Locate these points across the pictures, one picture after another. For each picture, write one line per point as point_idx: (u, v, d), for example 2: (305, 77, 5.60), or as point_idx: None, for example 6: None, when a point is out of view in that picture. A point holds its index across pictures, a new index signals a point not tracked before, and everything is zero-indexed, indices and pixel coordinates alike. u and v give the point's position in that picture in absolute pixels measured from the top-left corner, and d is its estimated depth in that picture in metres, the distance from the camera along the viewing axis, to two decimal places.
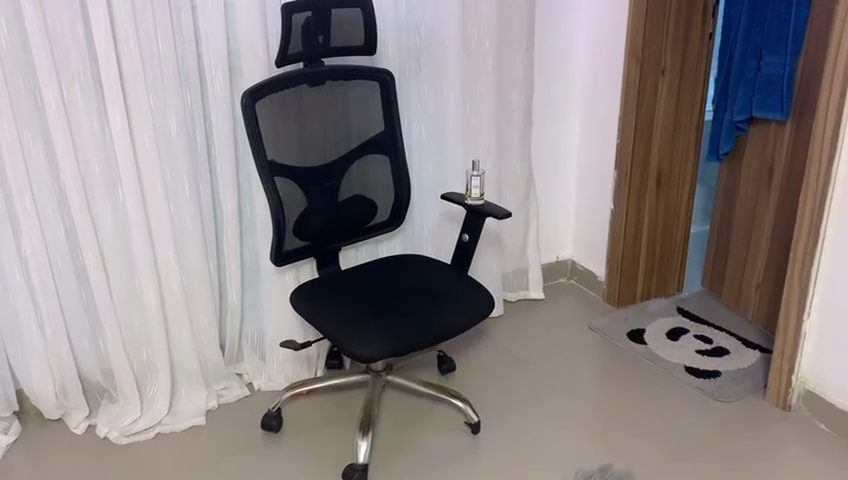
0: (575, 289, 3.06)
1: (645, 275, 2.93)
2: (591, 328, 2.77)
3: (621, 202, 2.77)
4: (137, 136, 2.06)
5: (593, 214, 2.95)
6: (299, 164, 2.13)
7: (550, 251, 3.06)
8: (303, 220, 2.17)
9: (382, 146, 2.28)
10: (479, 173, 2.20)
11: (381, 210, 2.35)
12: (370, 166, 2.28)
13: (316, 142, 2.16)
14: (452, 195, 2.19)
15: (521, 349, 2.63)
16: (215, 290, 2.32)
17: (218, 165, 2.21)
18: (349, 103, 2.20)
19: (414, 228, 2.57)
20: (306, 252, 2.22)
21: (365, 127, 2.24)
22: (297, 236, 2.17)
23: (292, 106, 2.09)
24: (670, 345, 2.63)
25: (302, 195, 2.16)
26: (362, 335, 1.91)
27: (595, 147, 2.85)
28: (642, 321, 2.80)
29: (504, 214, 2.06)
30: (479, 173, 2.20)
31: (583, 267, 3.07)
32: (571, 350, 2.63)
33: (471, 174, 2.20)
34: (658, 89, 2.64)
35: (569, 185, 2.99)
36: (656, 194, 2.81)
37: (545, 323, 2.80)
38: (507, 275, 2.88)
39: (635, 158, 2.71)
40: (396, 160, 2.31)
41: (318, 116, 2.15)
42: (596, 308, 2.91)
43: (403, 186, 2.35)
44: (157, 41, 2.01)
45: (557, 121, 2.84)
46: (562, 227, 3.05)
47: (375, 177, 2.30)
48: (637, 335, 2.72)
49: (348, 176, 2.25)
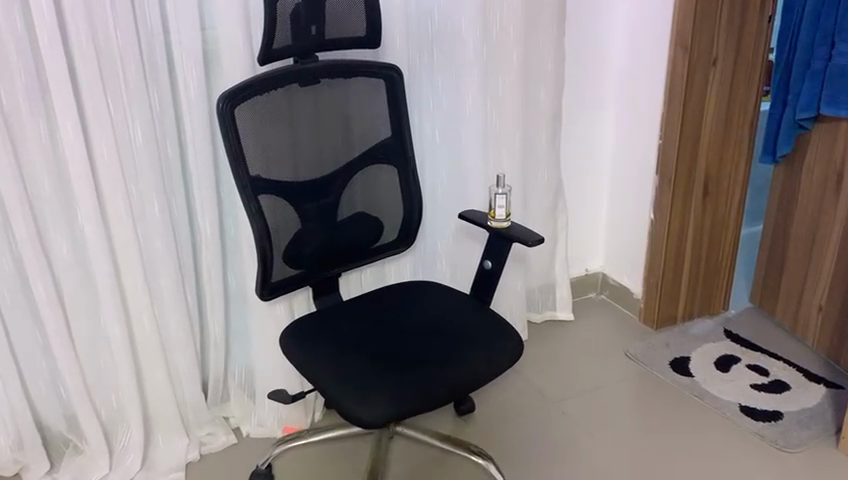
0: (606, 307, 2.72)
1: (688, 292, 2.59)
2: (628, 355, 2.43)
3: (664, 212, 2.43)
4: (95, 148, 1.72)
5: (629, 224, 2.60)
6: (291, 179, 1.79)
7: (579, 264, 2.72)
8: (296, 245, 1.83)
9: (388, 155, 1.93)
10: (505, 190, 1.86)
11: (388, 230, 2.00)
12: (375, 180, 1.94)
13: (309, 152, 1.81)
14: (472, 215, 1.85)
15: (548, 383, 2.30)
16: (193, 324, 2.00)
17: (195, 180, 1.87)
18: (349, 105, 1.85)
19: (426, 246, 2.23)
20: (300, 281, 1.88)
21: (369, 133, 1.89)
22: (289, 263, 1.84)
23: (280, 110, 1.74)
24: (720, 378, 2.30)
25: (294, 215, 1.82)
26: (364, 394, 1.59)
27: (632, 147, 2.49)
28: (687, 348, 2.46)
29: (536, 242, 1.72)
30: (505, 190, 1.86)
31: (615, 282, 2.72)
32: (607, 384, 2.30)
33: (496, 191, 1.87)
34: (708, 81, 2.28)
35: (601, 191, 2.64)
36: (703, 202, 2.46)
37: (574, 349, 2.47)
38: (531, 293, 2.54)
39: (680, 163, 2.36)
40: (405, 171, 1.97)
41: (312, 121, 1.80)
42: (632, 331, 2.57)
43: (413, 201, 2.00)
44: (117, 33, 1.66)
45: (589, 117, 2.49)
46: (592, 237, 2.70)
47: (381, 192, 1.96)
48: (682, 365, 2.38)
49: (349, 192, 1.91)
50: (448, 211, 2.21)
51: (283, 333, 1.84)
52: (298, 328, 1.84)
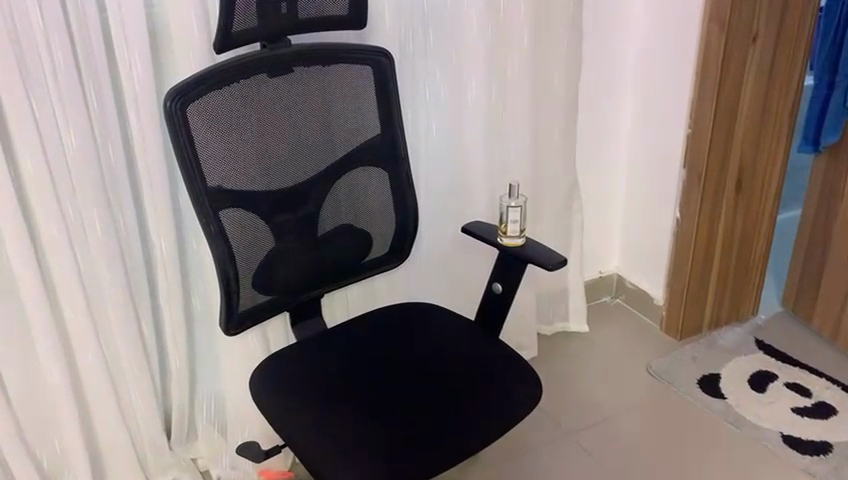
0: (623, 314, 2.44)
1: (716, 298, 2.31)
2: (651, 373, 2.16)
3: (692, 209, 2.14)
4: (17, 155, 1.40)
5: (649, 222, 2.31)
6: (260, 188, 1.48)
7: (592, 265, 2.43)
8: (268, 268, 1.54)
9: (378, 157, 1.63)
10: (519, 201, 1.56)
11: (379, 244, 1.71)
12: (362, 186, 1.64)
13: (282, 155, 1.50)
14: (479, 229, 1.56)
15: (563, 409, 2.03)
16: (150, 357, 1.70)
17: (146, 189, 1.57)
18: (331, 97, 1.54)
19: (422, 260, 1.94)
20: (274, 309, 1.59)
21: (353, 130, 1.59)
22: (261, 290, 1.54)
23: (245, 104, 1.43)
24: (758, 401, 2.03)
25: (265, 231, 1.52)
26: (352, 458, 1.32)
27: (654, 135, 2.19)
28: (716, 363, 2.19)
29: (558, 266, 1.43)
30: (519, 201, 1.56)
31: (632, 285, 2.43)
32: (628, 409, 2.03)
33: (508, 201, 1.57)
34: (746, 62, 1.97)
35: (618, 184, 2.34)
36: (736, 196, 2.17)
37: (589, 366, 2.19)
38: (540, 302, 2.25)
39: (712, 155, 2.06)
40: (398, 176, 1.67)
41: (286, 117, 1.49)
42: (653, 342, 2.30)
43: (407, 210, 1.71)
44: (39, 14, 1.34)
45: (606, 100, 2.18)
46: (608, 236, 2.41)
47: (370, 200, 1.65)
48: (711, 384, 2.11)
49: (331, 200, 1.60)
50: (447, 215, 1.91)
51: (255, 373, 1.55)
52: (274, 368, 1.56)
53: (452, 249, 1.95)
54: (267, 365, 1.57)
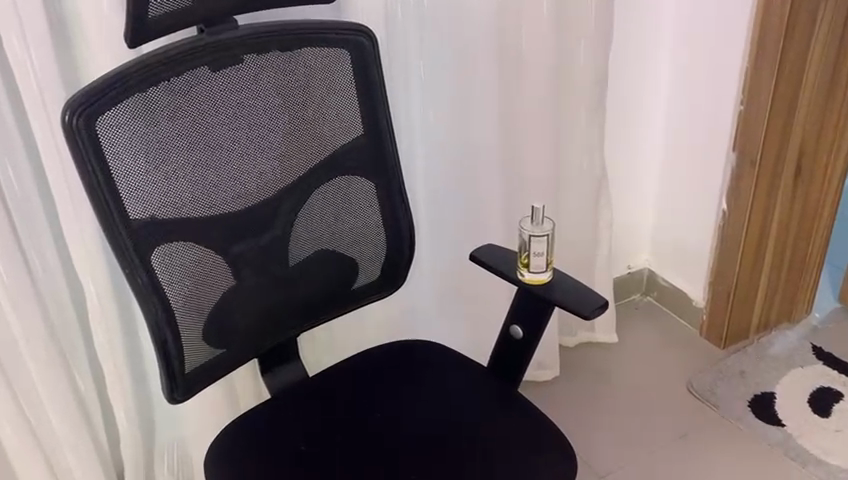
0: (655, 316, 2.11)
1: (766, 298, 1.97)
2: (694, 392, 1.85)
3: (743, 199, 1.79)
4: None
5: (688, 213, 1.96)
6: (204, 215, 1.15)
7: (620, 262, 2.09)
8: (226, 314, 1.22)
9: (362, 164, 1.28)
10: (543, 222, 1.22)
11: (366, 271, 1.37)
12: (341, 201, 1.29)
13: (234, 173, 1.16)
14: (489, 258, 1.21)
15: (591, 444, 1.73)
16: (87, 414, 1.38)
17: (66, 215, 1.23)
18: (299, 96, 1.19)
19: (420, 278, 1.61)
20: (236, 362, 1.27)
21: (326, 129, 1.23)
22: (215, 344, 1.22)
23: (180, 111, 1.09)
24: (822, 430, 1.72)
25: (223, 269, 1.19)
26: None
27: (696, 110, 1.83)
28: (768, 378, 1.87)
29: (597, 312, 1.10)
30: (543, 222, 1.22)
31: (666, 283, 2.10)
32: (669, 442, 1.73)
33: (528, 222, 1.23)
34: (815, 23, 1.60)
35: (652, 168, 1.98)
36: (794, 180, 1.82)
37: (621, 385, 1.88)
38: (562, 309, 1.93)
39: (769, 136, 1.70)
40: (387, 187, 1.32)
41: (237, 124, 1.15)
42: (693, 352, 1.98)
43: (400, 226, 1.36)
44: None
45: (637, 72, 1.81)
46: (639, 227, 2.06)
47: (353, 220, 1.31)
48: (765, 406, 1.80)
49: (302, 224, 1.27)
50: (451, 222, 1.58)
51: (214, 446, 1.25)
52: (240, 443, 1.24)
53: (457, 260, 1.62)
54: (230, 439, 1.26)
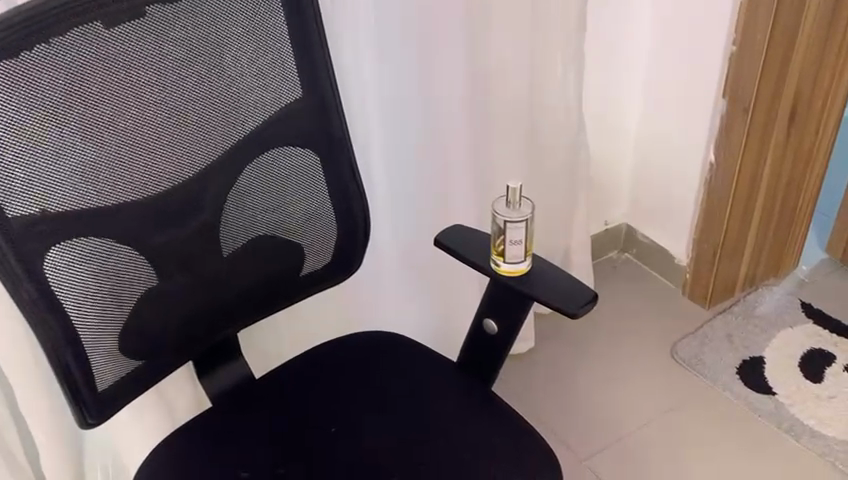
0: (633, 274, 1.97)
1: (754, 254, 1.83)
2: (678, 359, 1.72)
3: (732, 149, 1.63)
4: None
5: (671, 165, 1.80)
6: (110, 204, 0.95)
7: (597, 218, 1.93)
8: (144, 318, 1.03)
9: (302, 133, 1.08)
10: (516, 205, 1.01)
11: (314, 257, 1.18)
12: (281, 178, 1.09)
13: (142, 153, 0.96)
14: (458, 243, 1.04)
15: (569, 422, 1.60)
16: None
17: None
18: (219, 56, 0.98)
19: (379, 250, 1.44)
20: (164, 369, 1.09)
21: (256, 91, 1.02)
22: (134, 352, 1.04)
23: (67, 81, 0.87)
24: (814, 398, 1.61)
25: (143, 268, 1.01)
26: None
27: (682, 51, 1.64)
28: (756, 341, 1.75)
29: (583, 310, 0.92)
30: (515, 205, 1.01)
31: (647, 239, 1.95)
32: (652, 416, 1.61)
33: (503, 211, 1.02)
34: None
35: (632, 116, 1.81)
36: (788, 127, 1.65)
37: (600, 355, 1.75)
38: None
39: (764, 79, 1.53)
40: (334, 158, 1.12)
41: (142, 93, 0.94)
42: (676, 314, 1.85)
43: (352, 205, 1.17)
44: None
45: (616, 11, 1.62)
46: (618, 180, 1.90)
47: (294, 199, 1.12)
48: (754, 373, 1.67)
49: (234, 206, 1.07)
50: (411, 188, 1.39)
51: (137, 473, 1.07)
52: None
53: (420, 231, 1.44)
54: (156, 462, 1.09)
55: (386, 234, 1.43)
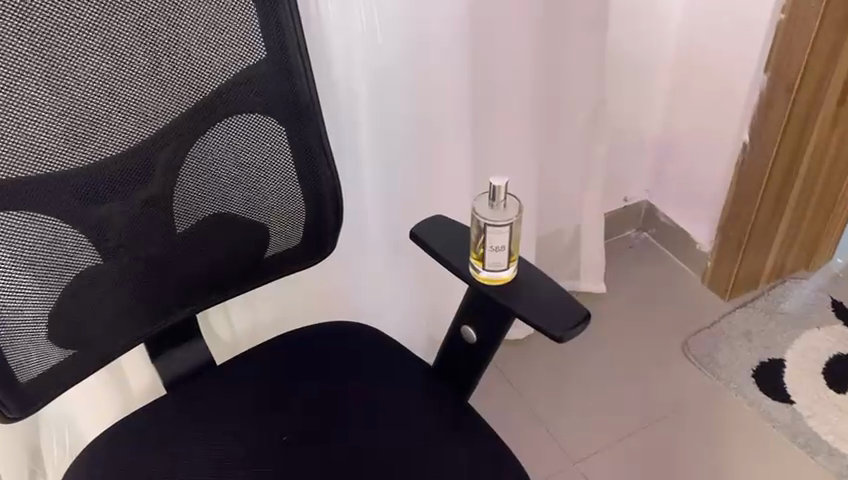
0: (649, 256, 1.81)
1: (784, 244, 1.67)
2: (689, 354, 1.59)
3: (770, 128, 1.46)
4: None
5: (700, 142, 1.63)
6: (30, 172, 0.81)
7: (615, 195, 1.77)
8: (78, 304, 0.92)
9: (264, 98, 0.94)
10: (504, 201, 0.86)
11: (278, 237, 1.05)
12: (240, 148, 0.96)
13: (79, 115, 0.82)
14: (436, 241, 0.89)
15: (565, 419, 1.49)
16: None
17: None
18: (171, 7, 0.83)
19: (364, 224, 1.31)
20: (105, 357, 0.98)
21: (209, 45, 0.88)
22: (67, 340, 0.93)
23: None
24: (836, 409, 1.48)
25: (84, 248, 0.90)
26: None
27: (721, 17, 1.46)
28: (778, 341, 1.61)
29: (570, 334, 0.79)
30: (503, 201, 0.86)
31: (667, 220, 1.79)
32: (656, 419, 1.49)
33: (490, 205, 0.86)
34: None
35: (661, 86, 1.63)
36: (837, 108, 1.46)
37: (605, 347, 1.62)
38: (540, 254, 1.63)
39: (814, 53, 1.34)
40: (302, 129, 0.98)
41: (79, 48, 0.79)
42: (692, 304, 1.70)
43: (322, 185, 1.03)
44: None
45: None
46: (640, 156, 1.73)
47: (255, 174, 0.98)
48: (772, 378, 1.54)
49: (184, 178, 0.95)
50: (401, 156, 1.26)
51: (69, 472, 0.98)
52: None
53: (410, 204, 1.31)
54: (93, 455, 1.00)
55: (374, 205, 1.30)
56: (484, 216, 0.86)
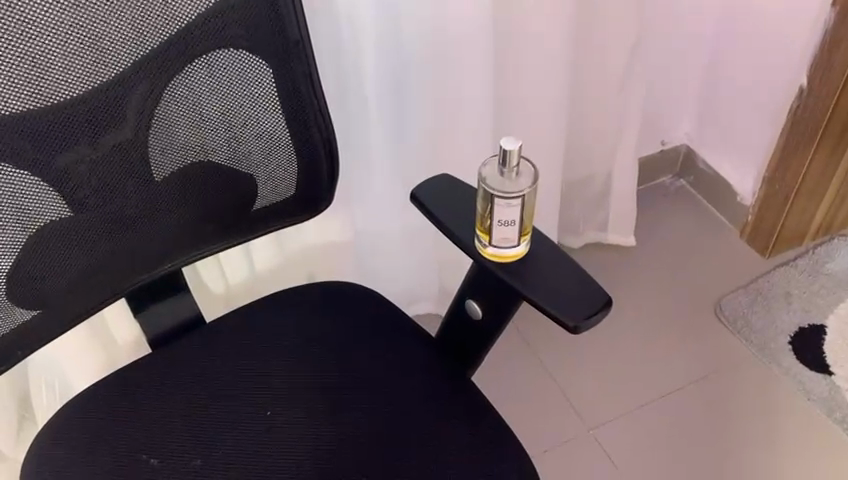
0: (685, 206, 1.68)
1: (835, 198, 1.52)
2: (721, 315, 1.48)
3: (832, 70, 1.30)
4: None
5: (750, 84, 1.47)
6: None
7: (651, 138, 1.63)
8: (39, 259, 0.83)
9: (246, 31, 0.81)
10: (513, 168, 0.71)
11: (266, 187, 0.94)
12: (219, 88, 0.84)
13: (26, 43, 0.71)
14: (438, 208, 0.80)
15: (582, 381, 1.41)
16: None
17: None
18: None
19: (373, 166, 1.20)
20: (75, 314, 0.90)
21: None
22: (26, 296, 0.84)
23: None
24: None
25: (45, 198, 0.80)
26: None
27: None
28: (820, 304, 1.48)
29: (587, 324, 0.69)
30: (513, 168, 0.71)
31: (707, 167, 1.65)
32: (681, 385, 1.39)
33: (499, 173, 0.72)
34: None
35: (710, 19, 1.46)
36: None
37: (630, 304, 1.51)
38: (566, 203, 1.51)
39: None
40: (291, 67, 0.85)
41: None
42: (729, 260, 1.58)
43: (315, 132, 0.91)
44: None
45: None
46: (681, 96, 1.58)
47: (237, 119, 0.87)
48: (811, 346, 1.43)
49: (156, 121, 0.83)
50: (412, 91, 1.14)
51: (39, 433, 0.91)
52: (74, 434, 0.89)
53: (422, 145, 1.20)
54: (63, 414, 0.92)
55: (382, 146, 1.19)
56: (492, 185, 0.72)
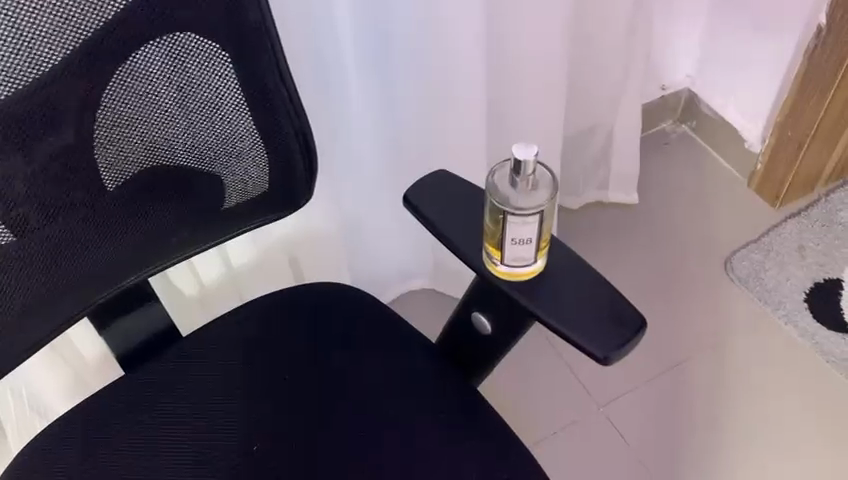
0: (688, 154, 1.57)
1: None
2: (732, 274, 1.40)
3: None
4: None
5: (762, 23, 1.35)
6: None
7: (652, 84, 1.51)
8: None
9: (202, 11, 0.66)
10: (531, 175, 0.61)
11: (234, 185, 0.81)
12: (172, 78, 0.70)
13: None
14: (430, 204, 0.70)
15: None
16: None
17: None
18: None
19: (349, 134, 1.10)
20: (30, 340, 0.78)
21: None
22: None
23: None
24: None
25: None
26: None
27: None
28: (835, 257, 1.41)
29: (618, 354, 0.60)
30: (531, 175, 0.62)
31: (711, 113, 1.54)
32: (694, 352, 1.32)
33: (514, 181, 0.62)
34: None
35: None
36: None
37: (636, 266, 1.42)
38: (564, 161, 1.40)
39: None
40: (257, 51, 0.71)
41: None
42: (738, 212, 1.48)
43: (287, 123, 0.78)
44: None
45: None
46: (684, 36, 1.45)
47: (196, 113, 0.73)
48: (827, 303, 1.36)
49: (100, 122, 0.69)
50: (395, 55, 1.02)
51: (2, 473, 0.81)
52: (40, 478, 0.80)
53: (408, 112, 1.09)
54: (27, 451, 0.82)
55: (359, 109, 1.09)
56: (503, 201, 0.62)
